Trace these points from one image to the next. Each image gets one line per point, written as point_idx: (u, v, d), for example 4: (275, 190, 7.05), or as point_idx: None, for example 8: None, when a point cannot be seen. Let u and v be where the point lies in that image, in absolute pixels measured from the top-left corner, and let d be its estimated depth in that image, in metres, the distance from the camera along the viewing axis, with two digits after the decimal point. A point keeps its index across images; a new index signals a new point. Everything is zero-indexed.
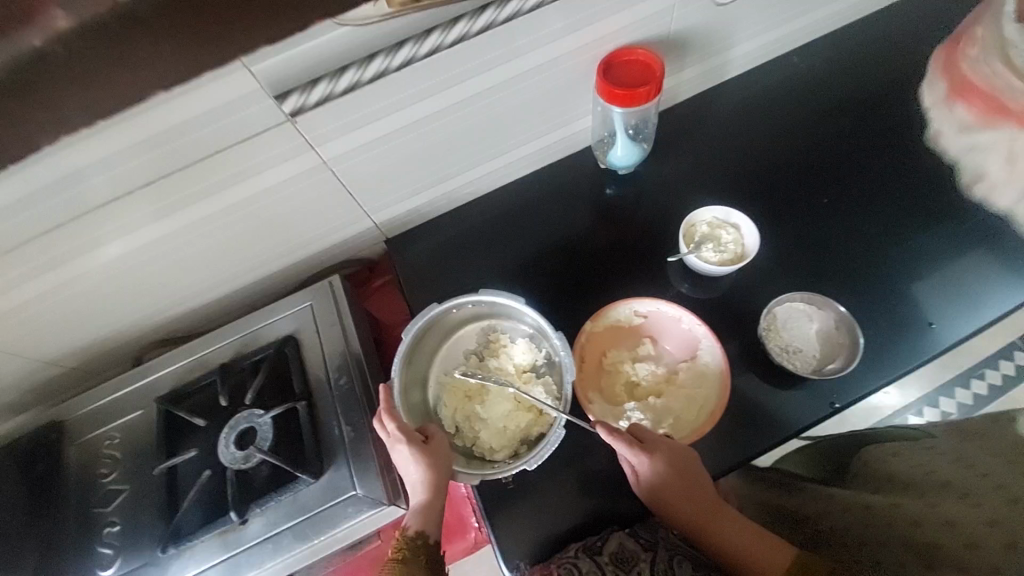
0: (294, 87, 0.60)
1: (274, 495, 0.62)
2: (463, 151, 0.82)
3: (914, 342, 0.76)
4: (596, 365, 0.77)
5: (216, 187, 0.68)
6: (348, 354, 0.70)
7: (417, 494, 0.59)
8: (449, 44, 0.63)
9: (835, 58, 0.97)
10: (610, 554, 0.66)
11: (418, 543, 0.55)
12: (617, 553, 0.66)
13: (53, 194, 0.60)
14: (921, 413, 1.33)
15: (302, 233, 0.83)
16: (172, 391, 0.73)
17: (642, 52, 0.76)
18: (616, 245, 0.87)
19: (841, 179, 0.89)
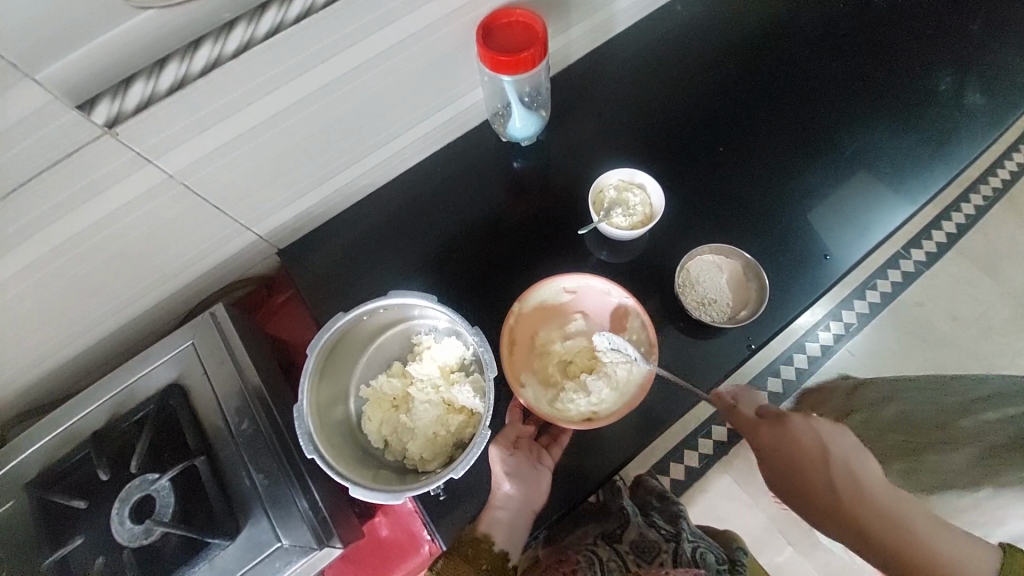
0: (101, 92, 0.49)
1: (185, 568, 0.54)
2: (344, 142, 0.73)
3: (815, 274, 0.81)
4: (527, 349, 0.75)
5: (34, 226, 0.55)
6: (247, 391, 0.61)
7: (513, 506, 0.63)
8: (293, 20, 0.54)
9: (715, 2, 0.97)
10: (630, 543, 0.79)
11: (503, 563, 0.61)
12: (637, 542, 0.80)
13: None
14: (828, 327, 1.48)
15: (170, 260, 0.71)
16: (39, 472, 0.61)
17: (520, 11, 0.70)
18: (531, 221, 0.84)
19: (735, 124, 0.90)
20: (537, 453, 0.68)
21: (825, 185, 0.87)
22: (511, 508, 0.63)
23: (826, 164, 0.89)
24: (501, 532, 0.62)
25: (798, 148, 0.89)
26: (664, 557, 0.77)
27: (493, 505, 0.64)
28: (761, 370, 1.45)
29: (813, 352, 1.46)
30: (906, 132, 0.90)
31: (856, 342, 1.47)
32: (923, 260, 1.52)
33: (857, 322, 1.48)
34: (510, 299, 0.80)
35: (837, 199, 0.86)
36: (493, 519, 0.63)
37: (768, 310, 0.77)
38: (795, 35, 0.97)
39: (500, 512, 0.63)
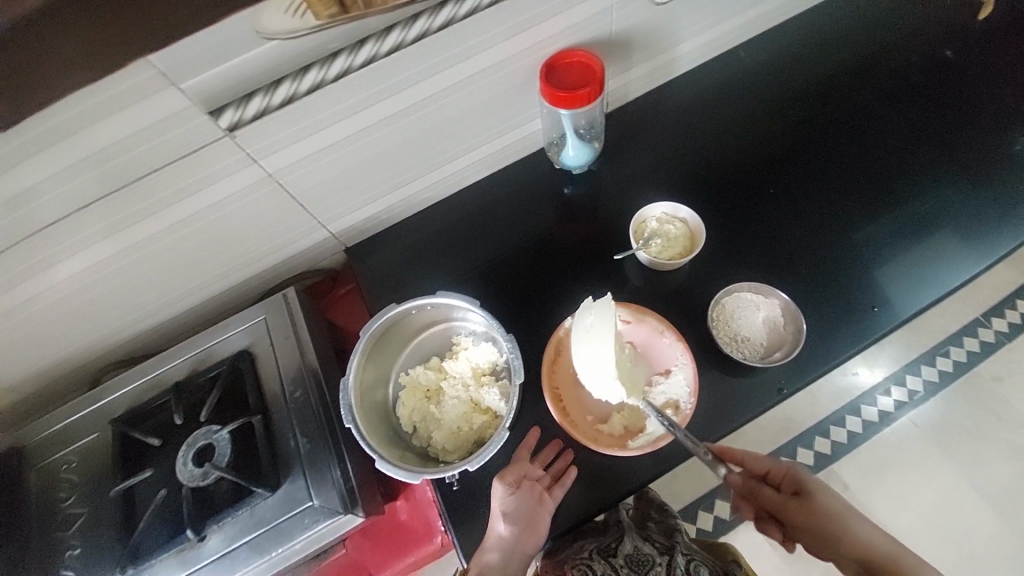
0: (228, 103, 0.60)
1: (231, 510, 0.62)
2: (413, 157, 0.83)
3: (860, 325, 0.78)
4: (568, 363, 0.73)
5: (159, 205, 0.68)
6: (303, 365, 0.70)
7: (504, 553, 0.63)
8: (384, 53, 0.64)
9: (777, 52, 1.00)
10: (624, 556, 0.81)
11: None
12: (632, 556, 0.81)
13: None
14: (889, 392, 1.38)
15: (257, 246, 0.83)
16: (128, 410, 0.71)
17: (581, 53, 0.77)
18: (574, 244, 0.88)
19: (787, 169, 0.91)
20: (540, 494, 0.65)
21: (881, 237, 0.85)
22: (504, 552, 0.63)
23: (882, 216, 0.86)
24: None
25: (852, 197, 0.88)
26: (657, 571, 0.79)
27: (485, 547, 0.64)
28: (808, 427, 1.37)
29: (869, 417, 1.36)
30: (976, 192, 0.87)
31: (920, 412, 1.36)
32: (1005, 331, 1.39)
33: (923, 390, 1.37)
34: (545, 315, 0.84)
35: (892, 252, 0.84)
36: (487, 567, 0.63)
37: (806, 356, 0.75)
38: (860, 87, 0.97)
39: (492, 554, 0.63)
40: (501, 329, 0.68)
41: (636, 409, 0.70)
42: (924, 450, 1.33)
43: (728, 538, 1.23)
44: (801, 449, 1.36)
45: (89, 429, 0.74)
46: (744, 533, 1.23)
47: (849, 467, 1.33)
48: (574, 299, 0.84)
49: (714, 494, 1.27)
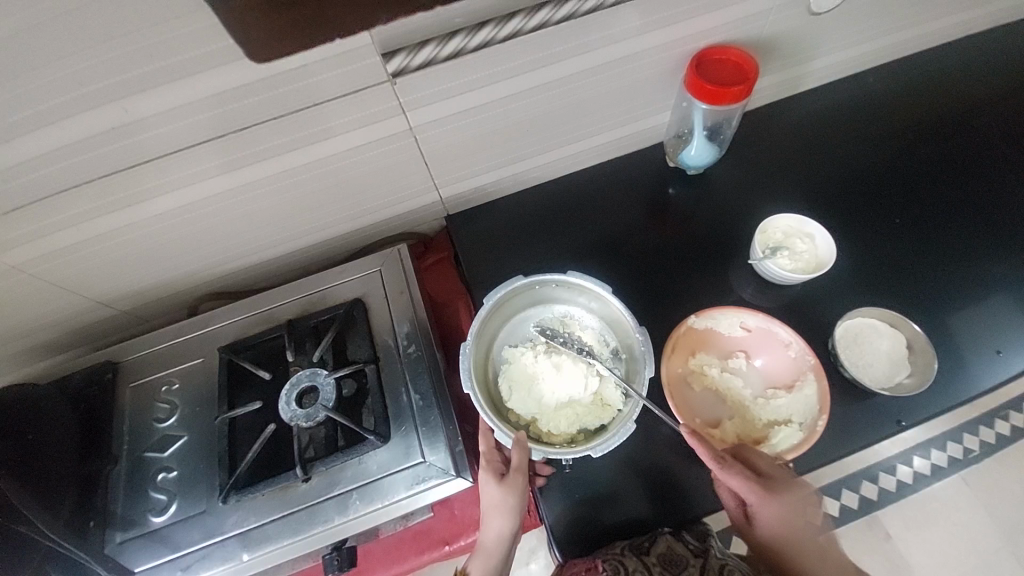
0: (401, 49, 0.60)
1: (341, 455, 0.61)
2: (541, 133, 0.81)
3: (975, 368, 0.75)
4: (680, 367, 0.71)
5: (300, 141, 0.67)
6: (417, 322, 0.69)
7: (501, 539, 0.64)
8: (557, 20, 0.63)
9: (908, 81, 0.97)
10: (657, 555, 0.68)
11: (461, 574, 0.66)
12: (665, 556, 0.68)
13: (147, 130, 0.60)
14: (943, 447, 1.34)
15: (370, 199, 0.82)
16: (234, 341, 0.71)
17: (735, 51, 0.75)
18: (681, 243, 0.87)
19: (910, 200, 0.88)
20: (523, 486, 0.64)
21: (1003, 281, 0.82)
22: (501, 538, 0.64)
23: (1008, 262, 0.83)
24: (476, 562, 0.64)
25: (978, 238, 0.85)
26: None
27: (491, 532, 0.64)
28: (856, 470, 1.34)
29: (919, 469, 1.33)
30: None
31: (974, 472, 1.32)
32: None
33: (979, 451, 1.33)
34: (646, 311, 0.82)
35: (1016, 299, 0.80)
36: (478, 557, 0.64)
37: (928, 392, 0.72)
38: (992, 129, 0.94)
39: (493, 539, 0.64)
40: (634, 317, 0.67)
41: (749, 421, 0.69)
42: (974, 511, 1.29)
43: None
44: (846, 490, 1.32)
45: (192, 355, 0.74)
46: None
47: (893, 516, 1.30)
48: (677, 299, 0.83)
49: None
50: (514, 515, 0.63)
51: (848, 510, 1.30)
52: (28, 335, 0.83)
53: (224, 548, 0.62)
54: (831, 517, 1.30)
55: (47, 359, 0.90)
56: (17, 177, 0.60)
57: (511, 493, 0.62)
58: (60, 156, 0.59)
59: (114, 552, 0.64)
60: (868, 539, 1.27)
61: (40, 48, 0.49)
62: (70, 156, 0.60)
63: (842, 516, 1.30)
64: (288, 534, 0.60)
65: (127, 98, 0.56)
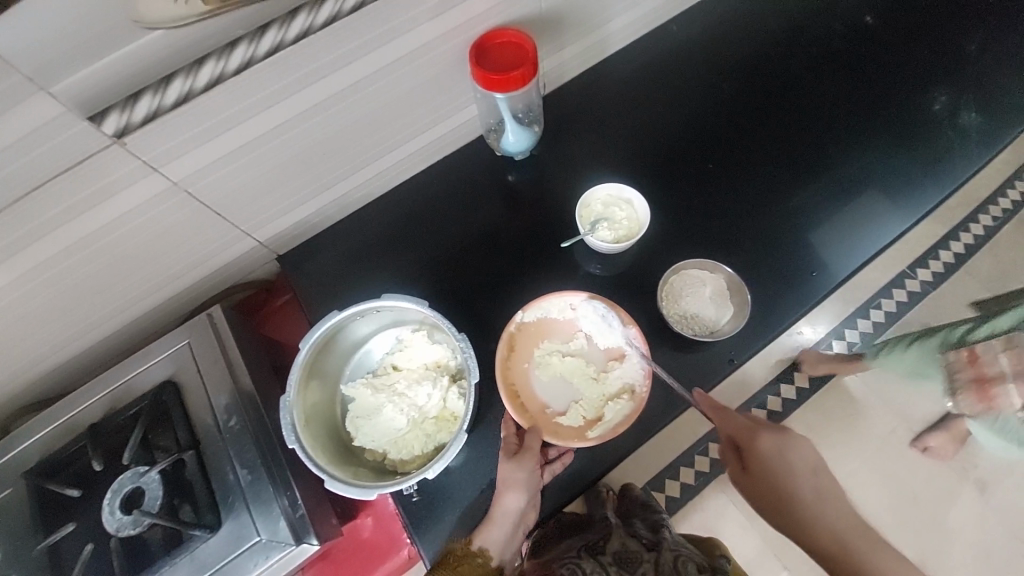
0: (111, 106, 0.53)
1: (167, 559, 0.56)
2: (341, 154, 0.76)
3: (798, 291, 0.80)
4: (522, 365, 0.72)
5: (46, 228, 0.59)
6: (238, 390, 0.64)
7: (507, 524, 0.62)
8: (291, 39, 0.57)
9: (708, 25, 0.99)
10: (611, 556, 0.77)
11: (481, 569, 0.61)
12: (619, 555, 0.77)
13: None
14: (831, 346, 1.37)
15: (173, 264, 0.75)
16: (40, 462, 0.64)
17: (512, 32, 0.73)
18: (520, 232, 0.86)
19: (725, 142, 0.91)
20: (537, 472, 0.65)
21: (811, 203, 0.87)
22: (507, 521, 0.62)
23: (816, 184, 0.89)
24: (493, 536, 0.62)
25: (789, 167, 0.90)
26: (645, 567, 0.74)
27: (492, 521, 0.63)
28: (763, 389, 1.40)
29: None
30: (896, 153, 0.91)
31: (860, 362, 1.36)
32: (930, 280, 1.43)
33: (860, 341, 1.38)
34: (496, 310, 0.81)
35: (826, 217, 0.86)
36: (488, 531, 0.62)
37: (755, 326, 0.77)
38: (789, 56, 0.97)
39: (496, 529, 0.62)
40: (451, 329, 0.65)
41: (595, 397, 0.70)
42: None
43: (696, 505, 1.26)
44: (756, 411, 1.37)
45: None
46: None
47: None
48: (524, 289, 0.82)
49: None
50: (533, 477, 0.64)
51: None
52: None
53: None
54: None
55: None
56: None
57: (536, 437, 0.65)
58: None
59: None
60: None
61: None
62: None
63: None
64: None
65: None
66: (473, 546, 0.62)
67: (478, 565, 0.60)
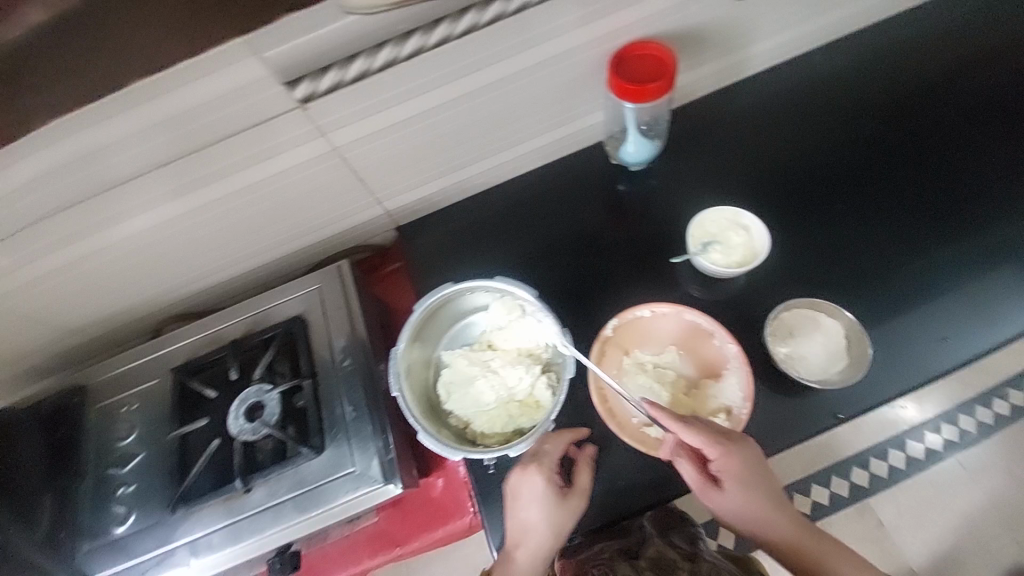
0: (305, 75, 0.61)
1: (276, 466, 0.64)
2: (472, 142, 0.82)
3: (921, 355, 0.74)
4: (612, 367, 0.72)
5: (229, 168, 0.70)
6: (354, 336, 0.72)
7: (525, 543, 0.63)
8: (459, 33, 0.63)
9: (858, 59, 0.94)
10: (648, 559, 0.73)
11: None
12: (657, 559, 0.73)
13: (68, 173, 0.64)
14: (938, 429, 1.26)
15: (315, 217, 0.85)
16: (187, 361, 0.75)
17: (654, 46, 0.75)
18: (624, 240, 0.87)
19: (859, 183, 0.86)
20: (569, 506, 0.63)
21: (952, 263, 0.79)
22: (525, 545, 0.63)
23: (962, 245, 0.81)
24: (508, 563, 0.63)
25: (930, 220, 0.83)
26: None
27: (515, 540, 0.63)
28: (848, 455, 1.27)
29: (915, 454, 1.25)
30: None
31: (971, 455, 1.23)
32: None
33: (976, 432, 1.24)
34: (590, 311, 0.83)
35: (968, 281, 0.78)
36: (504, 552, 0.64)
37: (867, 383, 0.72)
38: (948, 103, 0.90)
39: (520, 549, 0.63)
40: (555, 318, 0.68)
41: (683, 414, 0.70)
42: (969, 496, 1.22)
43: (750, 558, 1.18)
44: (836, 479, 1.26)
45: (151, 376, 0.78)
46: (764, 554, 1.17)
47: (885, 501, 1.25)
48: (621, 297, 0.83)
49: None
50: (541, 480, 0.63)
51: (838, 499, 1.24)
52: (12, 362, 0.89)
53: (174, 556, 0.66)
54: (819, 506, 1.24)
55: (38, 382, 0.96)
56: None
57: (550, 441, 0.65)
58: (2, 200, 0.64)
59: (81, 561, 0.70)
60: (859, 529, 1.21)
61: None
62: (22, 197, 0.66)
63: (833, 505, 1.24)
64: (230, 542, 0.64)
65: (59, 139, 0.60)
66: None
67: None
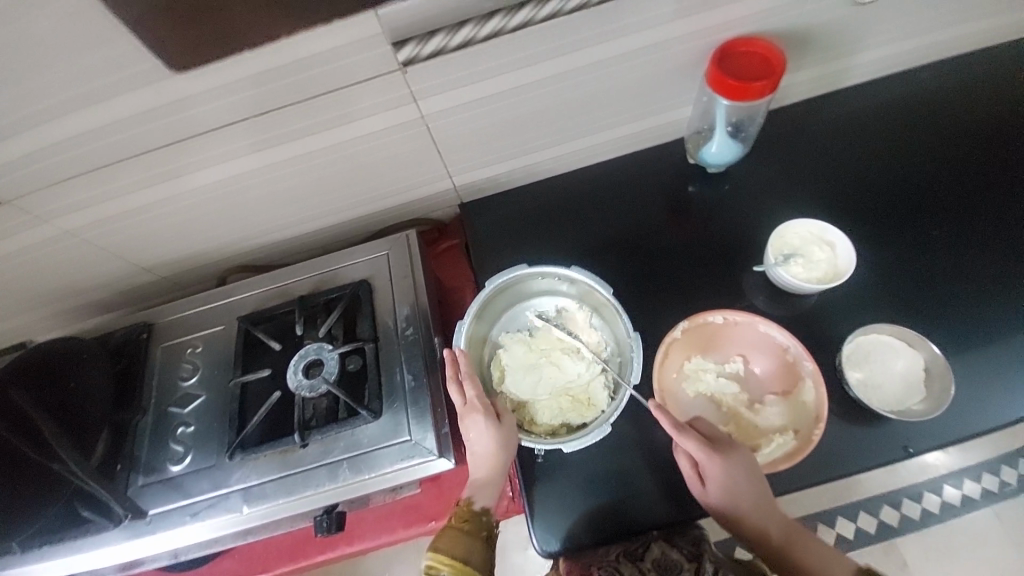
0: (410, 37, 0.61)
1: (334, 426, 0.65)
2: (553, 125, 0.80)
3: (1004, 399, 0.70)
4: (674, 369, 0.71)
5: (316, 127, 0.71)
6: (418, 306, 0.72)
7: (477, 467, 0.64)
8: (569, 10, 0.62)
9: (968, 80, 0.88)
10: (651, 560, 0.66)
11: (483, 518, 0.63)
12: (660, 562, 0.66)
13: (163, 116, 0.64)
14: (978, 478, 1.20)
15: (384, 185, 0.85)
16: (252, 312, 0.77)
17: (763, 43, 0.71)
18: (693, 243, 0.84)
19: (955, 212, 0.81)
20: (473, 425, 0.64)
21: None
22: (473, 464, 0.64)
23: None
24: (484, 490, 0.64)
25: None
26: None
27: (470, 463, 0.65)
28: (880, 492, 1.22)
29: (949, 499, 1.20)
30: None
31: (1009, 508, 1.17)
32: None
33: (1016, 485, 1.18)
34: (650, 310, 0.80)
35: None
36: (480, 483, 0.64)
37: (943, 419, 0.68)
38: None
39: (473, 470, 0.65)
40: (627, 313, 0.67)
41: (744, 428, 0.68)
42: (1002, 550, 1.15)
43: None
44: (864, 514, 1.21)
45: (214, 323, 0.80)
46: None
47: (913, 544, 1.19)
48: (684, 300, 0.81)
49: None
50: (501, 458, 0.63)
51: (863, 534, 1.20)
52: (78, 293, 0.92)
53: (228, 500, 0.68)
54: (843, 539, 1.20)
55: (99, 316, 1.00)
56: (63, 153, 0.66)
57: (507, 423, 0.65)
58: (99, 136, 0.65)
59: (136, 494, 0.71)
60: (881, 567, 1.17)
61: (71, 39, 0.54)
62: (106, 136, 0.65)
63: (857, 540, 1.19)
64: (284, 493, 0.66)
65: (160, 82, 0.60)
66: (475, 507, 0.63)
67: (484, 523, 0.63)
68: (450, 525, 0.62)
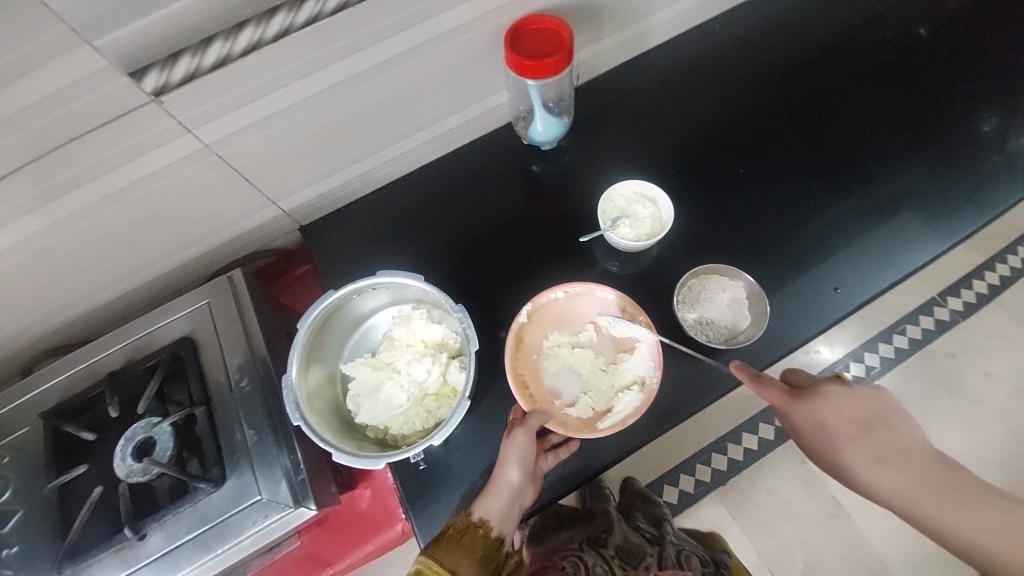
0: (153, 63, 0.54)
1: (172, 508, 0.59)
2: (369, 130, 0.77)
3: (819, 306, 0.78)
4: (532, 350, 0.74)
5: (78, 178, 0.61)
6: (251, 353, 0.66)
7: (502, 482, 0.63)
8: (330, 10, 0.58)
9: (756, 25, 0.96)
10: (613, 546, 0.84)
11: (479, 533, 0.61)
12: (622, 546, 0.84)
13: None
14: (847, 368, 1.36)
15: (199, 224, 0.76)
16: (59, 404, 0.66)
17: (550, 18, 0.72)
18: (540, 221, 0.85)
19: (761, 150, 0.88)
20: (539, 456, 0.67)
21: (842, 216, 0.84)
22: (504, 493, 0.62)
23: (852, 199, 0.85)
24: (492, 507, 0.62)
25: (825, 177, 0.87)
26: (649, 562, 0.82)
27: (492, 492, 0.63)
28: None
29: None
30: (940, 174, 0.86)
31: None
32: (961, 310, 1.37)
33: (879, 367, 1.35)
34: (509, 297, 0.80)
35: (861, 234, 0.83)
36: (487, 502, 0.62)
37: (770, 337, 0.76)
38: (840, 64, 0.93)
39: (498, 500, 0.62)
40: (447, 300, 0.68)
41: (603, 390, 0.72)
42: None
43: (692, 510, 1.22)
44: None
45: (18, 424, 0.68)
46: (709, 507, 1.23)
47: None
48: (539, 279, 0.81)
49: (680, 469, 1.25)
50: (527, 492, 0.64)
51: None
52: None
53: None
54: (767, 442, 1.26)
55: None
56: None
57: (515, 444, 0.64)
58: None
59: None
60: None
61: None
62: None
63: None
64: None
65: None
66: (474, 519, 0.61)
67: (479, 537, 0.60)
68: (448, 536, 0.61)
